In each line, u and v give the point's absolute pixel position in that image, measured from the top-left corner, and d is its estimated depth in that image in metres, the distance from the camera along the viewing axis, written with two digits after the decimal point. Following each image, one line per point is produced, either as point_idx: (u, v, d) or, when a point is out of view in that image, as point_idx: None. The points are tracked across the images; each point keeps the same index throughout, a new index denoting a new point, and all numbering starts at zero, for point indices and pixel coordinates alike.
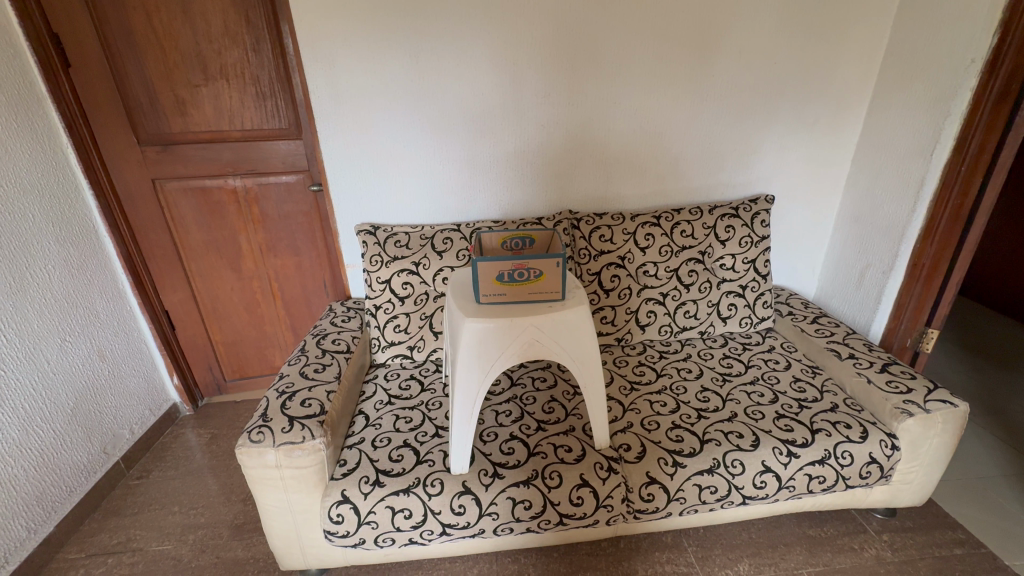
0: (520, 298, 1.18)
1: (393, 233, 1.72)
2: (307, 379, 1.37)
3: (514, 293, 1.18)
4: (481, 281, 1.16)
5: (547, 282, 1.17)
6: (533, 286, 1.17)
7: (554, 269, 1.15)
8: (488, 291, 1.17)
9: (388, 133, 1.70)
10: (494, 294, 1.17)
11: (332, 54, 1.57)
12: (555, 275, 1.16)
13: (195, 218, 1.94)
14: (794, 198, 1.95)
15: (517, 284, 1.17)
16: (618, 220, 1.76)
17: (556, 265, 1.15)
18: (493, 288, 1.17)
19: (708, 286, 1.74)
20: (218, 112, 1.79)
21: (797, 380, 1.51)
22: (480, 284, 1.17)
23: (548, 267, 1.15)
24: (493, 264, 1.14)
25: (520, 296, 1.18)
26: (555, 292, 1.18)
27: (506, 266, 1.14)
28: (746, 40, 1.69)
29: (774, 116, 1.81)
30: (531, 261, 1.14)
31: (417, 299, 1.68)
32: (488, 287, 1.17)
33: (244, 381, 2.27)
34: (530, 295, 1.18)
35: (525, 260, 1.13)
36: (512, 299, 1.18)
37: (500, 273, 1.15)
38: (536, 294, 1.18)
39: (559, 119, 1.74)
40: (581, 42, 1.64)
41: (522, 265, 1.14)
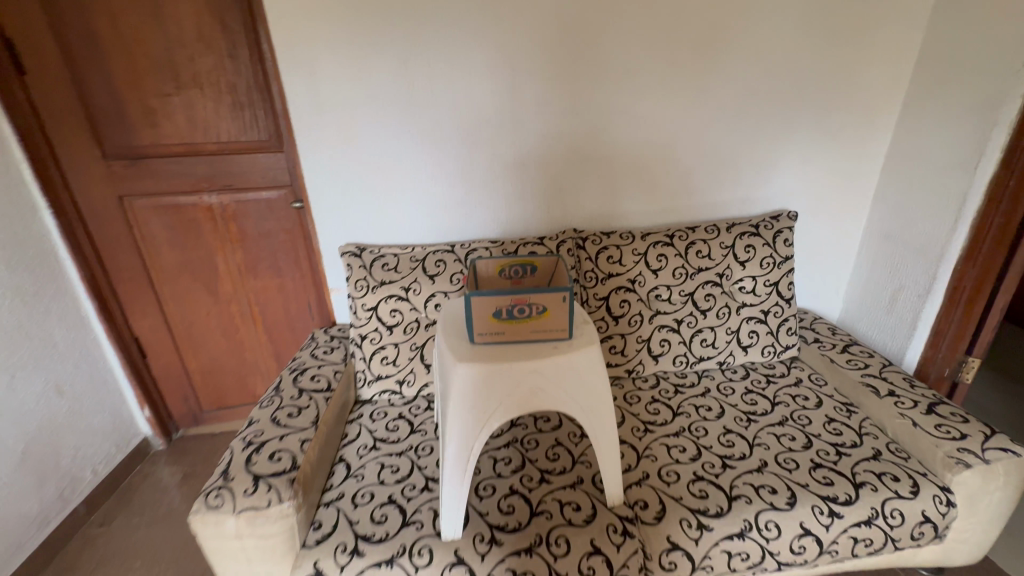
0: (519, 338, 1.03)
1: (381, 255, 1.56)
2: (279, 426, 1.21)
3: (513, 332, 1.02)
4: (475, 318, 1.00)
5: (550, 319, 1.01)
6: (535, 324, 1.02)
7: (559, 304, 1.00)
8: (482, 330, 1.01)
9: (375, 145, 1.55)
10: (490, 333, 1.02)
11: (313, 59, 1.43)
12: (561, 311, 1.00)
13: (167, 237, 1.78)
14: (818, 213, 1.79)
15: (516, 321, 1.01)
16: (627, 239, 1.60)
17: (561, 301, 0.99)
18: (489, 326, 1.01)
19: (725, 312, 1.59)
20: (191, 123, 1.65)
21: (832, 420, 1.35)
22: (473, 321, 1.01)
23: (552, 302, 0.99)
24: (489, 299, 0.99)
25: (520, 335, 1.02)
26: (560, 331, 1.02)
27: (503, 301, 0.99)
28: (766, 43, 1.55)
29: (796, 126, 1.66)
30: (532, 297, 0.98)
31: (407, 327, 1.53)
32: (483, 325, 1.01)
33: (223, 411, 2.10)
34: (531, 334, 1.02)
35: (525, 294, 0.98)
36: (510, 338, 1.03)
37: (497, 309, 1.00)
38: (539, 332, 1.02)
39: (561, 129, 1.59)
40: (587, 45, 1.50)
41: (522, 300, 0.98)
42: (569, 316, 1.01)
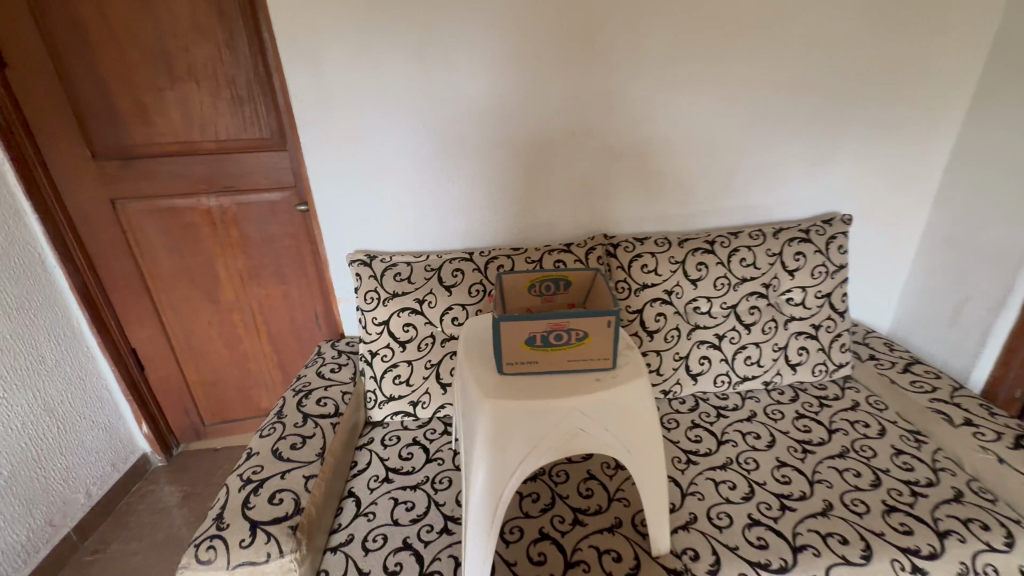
0: (555, 367, 0.89)
1: (393, 264, 1.43)
2: (281, 459, 1.08)
3: (549, 362, 0.88)
4: (505, 345, 0.86)
5: (593, 346, 0.87)
6: (574, 352, 0.87)
7: (603, 330, 0.85)
8: (513, 358, 0.88)
9: (386, 144, 1.41)
10: (522, 361, 0.88)
11: (317, 48, 1.28)
12: (605, 339, 0.86)
13: (164, 242, 1.66)
14: (872, 216, 1.62)
15: (552, 349, 0.87)
16: (663, 245, 1.45)
17: (606, 327, 0.85)
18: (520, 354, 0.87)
19: (772, 327, 1.44)
20: (188, 120, 1.52)
21: (899, 453, 1.20)
22: (502, 348, 0.87)
23: (595, 327, 0.85)
24: (522, 324, 0.85)
25: (556, 364, 0.89)
26: (602, 360, 0.88)
27: (537, 326, 0.85)
28: (824, 26, 1.37)
29: (852, 120, 1.49)
30: (572, 322, 0.84)
31: (421, 343, 1.40)
32: (514, 353, 0.87)
33: (225, 425, 1.98)
34: (568, 363, 0.88)
35: (564, 318, 0.84)
36: (544, 367, 0.89)
37: (531, 334, 0.85)
38: (578, 361, 0.88)
39: (591, 125, 1.44)
40: (620, 30, 1.33)
41: (561, 324, 0.84)
42: (613, 344, 0.87)
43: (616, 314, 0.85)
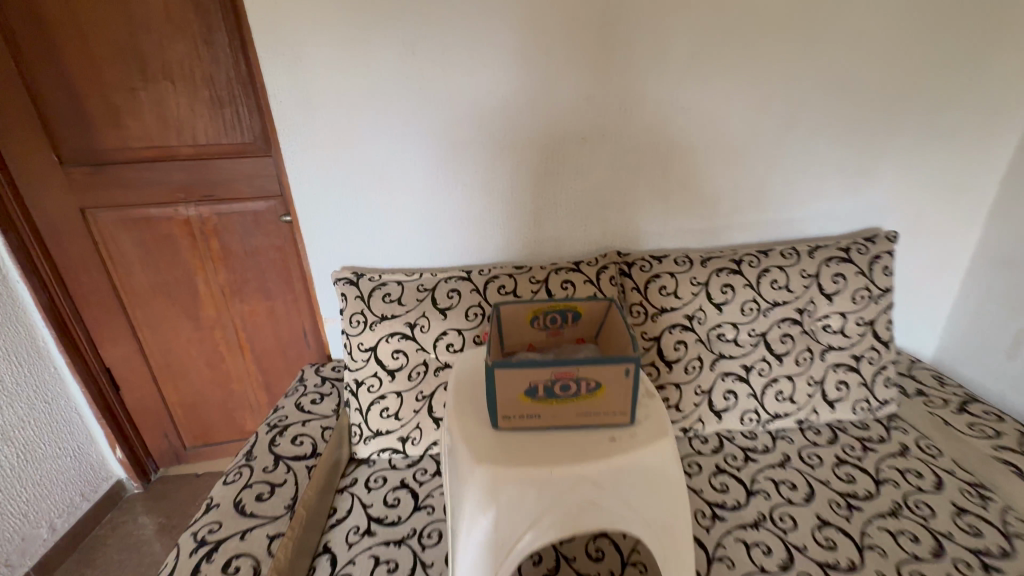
0: (561, 422, 0.74)
1: (382, 283, 1.28)
2: (244, 515, 0.95)
3: (553, 416, 0.74)
4: (500, 397, 0.72)
5: (607, 399, 0.72)
6: (584, 406, 0.73)
7: (621, 381, 0.71)
8: (511, 411, 0.73)
9: (377, 151, 1.26)
10: (522, 415, 0.73)
11: (297, 43, 1.14)
12: (622, 391, 0.71)
13: (139, 255, 1.54)
14: (918, 232, 1.45)
15: (558, 401, 0.72)
16: (684, 265, 1.30)
17: (623, 378, 0.71)
18: (519, 407, 0.73)
19: (807, 358, 1.28)
20: (163, 123, 1.39)
21: (962, 512, 1.03)
22: (498, 400, 0.72)
23: (611, 377, 0.70)
24: (522, 372, 0.70)
25: (563, 418, 0.74)
26: (619, 416, 0.73)
27: (541, 375, 0.70)
28: (872, 18, 1.20)
29: (899, 125, 1.32)
30: (583, 370, 0.70)
31: (412, 372, 1.25)
32: (512, 405, 0.73)
33: (208, 449, 1.85)
34: (577, 418, 0.74)
35: (573, 366, 0.70)
36: (548, 422, 0.74)
37: (533, 384, 0.71)
38: (589, 416, 0.74)
39: (606, 130, 1.28)
40: (640, 23, 1.17)
41: (569, 373, 0.70)
42: (632, 398, 0.72)
43: (636, 362, 0.71)
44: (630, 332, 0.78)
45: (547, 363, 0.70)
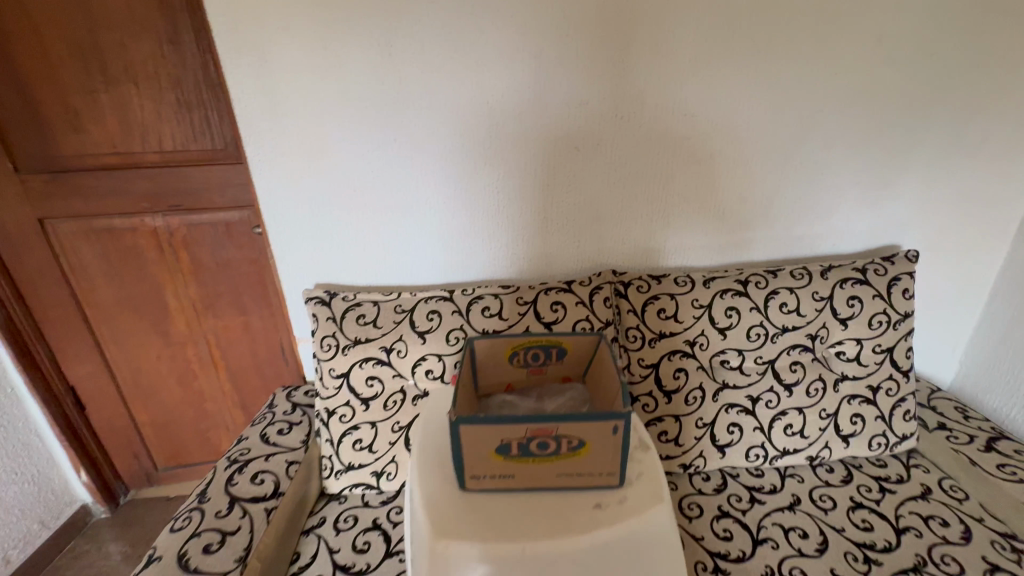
0: (540, 482, 0.64)
1: (357, 303, 1.18)
2: (188, 571, 0.85)
3: (529, 476, 0.64)
4: (468, 456, 0.62)
5: (593, 458, 0.62)
6: (566, 465, 0.63)
7: (608, 438, 0.61)
8: (480, 470, 0.63)
9: (353, 162, 1.16)
10: (494, 474, 0.64)
11: (263, 43, 1.04)
12: (610, 451, 0.61)
13: (104, 268, 1.44)
14: (938, 250, 1.34)
15: (536, 459, 0.62)
16: (686, 285, 1.19)
17: (612, 436, 0.60)
18: (490, 467, 0.63)
19: (819, 389, 1.17)
20: (126, 127, 1.29)
21: (994, 571, 0.92)
22: (464, 460, 0.63)
23: (596, 434, 0.60)
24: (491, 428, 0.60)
25: (542, 478, 0.64)
26: (606, 477, 0.63)
27: (514, 431, 0.60)
28: (894, 18, 1.10)
29: (921, 136, 1.21)
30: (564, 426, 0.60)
31: (389, 401, 1.15)
32: (481, 465, 0.63)
33: (181, 470, 1.76)
34: (559, 478, 0.64)
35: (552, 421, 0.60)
36: (524, 483, 0.64)
37: (505, 442, 0.61)
38: (572, 476, 0.64)
39: (601, 139, 1.18)
40: (640, 22, 1.07)
41: (548, 430, 0.60)
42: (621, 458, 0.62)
43: (627, 418, 0.60)
44: (620, 378, 0.68)
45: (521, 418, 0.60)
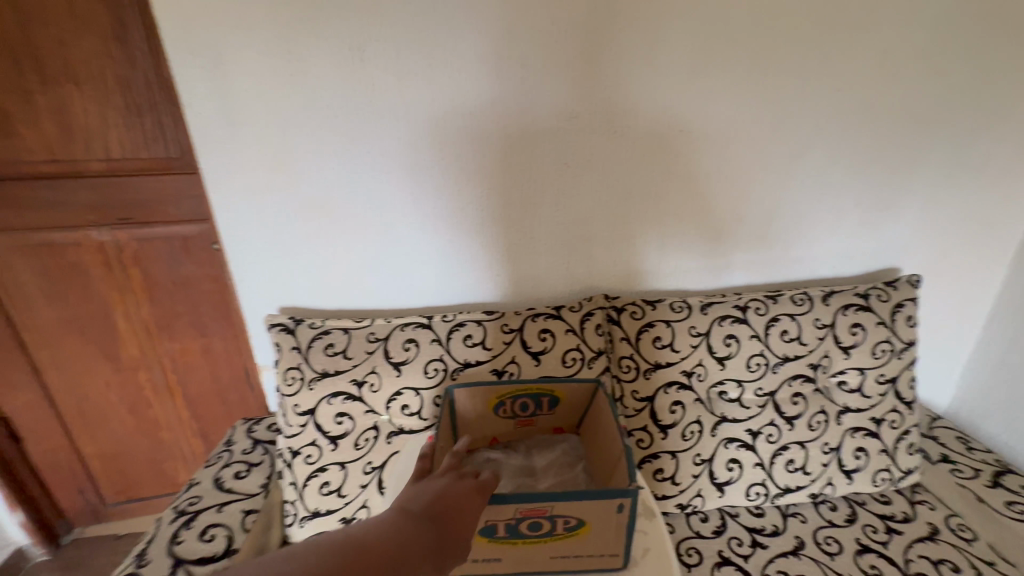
0: (535, 561, 0.67)
1: (324, 331, 1.07)
2: None
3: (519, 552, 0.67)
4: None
5: (591, 537, 0.64)
6: (563, 544, 0.65)
7: (612, 519, 0.62)
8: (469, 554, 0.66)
9: (322, 177, 1.05)
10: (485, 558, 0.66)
11: (218, 43, 0.93)
12: (613, 531, 0.63)
13: (43, 287, 1.30)
14: (936, 273, 1.30)
15: (528, 542, 0.65)
16: (682, 311, 1.12)
17: (616, 515, 0.62)
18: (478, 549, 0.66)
19: (821, 422, 1.10)
20: (65, 132, 1.14)
21: None
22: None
23: (598, 516, 0.62)
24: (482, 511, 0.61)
25: (535, 558, 0.67)
26: (607, 555, 0.66)
27: (505, 515, 0.62)
28: (902, 32, 1.04)
29: (922, 156, 1.17)
30: (560, 509, 0.61)
31: (360, 439, 1.04)
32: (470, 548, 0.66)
33: (133, 505, 1.61)
34: (553, 558, 0.67)
35: (548, 504, 0.61)
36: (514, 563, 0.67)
37: (495, 527, 0.63)
38: (568, 556, 0.66)
39: (593, 155, 1.09)
40: (638, 30, 0.99)
41: (542, 513, 0.61)
42: (625, 537, 0.64)
43: (633, 498, 0.62)
44: (624, 440, 0.70)
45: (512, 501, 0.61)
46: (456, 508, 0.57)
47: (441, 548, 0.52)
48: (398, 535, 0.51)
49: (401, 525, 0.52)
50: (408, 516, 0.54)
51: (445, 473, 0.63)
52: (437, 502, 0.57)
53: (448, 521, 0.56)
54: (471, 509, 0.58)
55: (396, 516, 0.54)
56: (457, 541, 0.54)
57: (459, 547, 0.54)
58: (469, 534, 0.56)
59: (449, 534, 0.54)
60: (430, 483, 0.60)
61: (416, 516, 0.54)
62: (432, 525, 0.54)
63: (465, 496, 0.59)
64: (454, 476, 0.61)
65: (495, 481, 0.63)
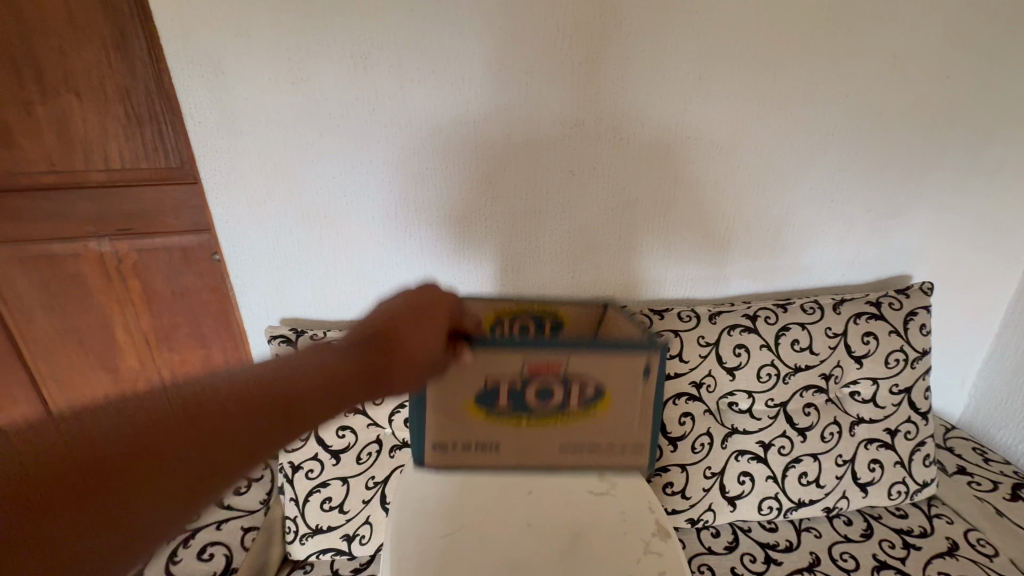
0: (536, 450, 0.71)
1: (326, 342, 1.05)
2: None
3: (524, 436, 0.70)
4: (446, 407, 0.69)
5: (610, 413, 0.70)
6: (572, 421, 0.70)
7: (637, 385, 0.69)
8: (456, 437, 0.70)
9: (323, 186, 1.04)
10: (479, 443, 0.70)
11: (219, 52, 0.92)
12: (638, 412, 0.69)
13: (41, 299, 1.28)
14: (947, 279, 1.28)
15: (531, 416, 0.69)
16: (690, 320, 1.09)
17: (641, 383, 0.68)
18: (469, 430, 0.70)
19: (835, 433, 1.08)
20: (65, 142, 1.13)
21: None
22: (433, 418, 0.69)
23: (625, 378, 0.68)
24: (475, 366, 0.67)
25: (536, 445, 0.70)
26: (623, 448, 0.71)
27: (511, 370, 0.66)
28: (910, 37, 1.03)
29: (932, 161, 1.15)
30: (573, 367, 0.66)
31: (362, 454, 1.02)
32: (462, 425, 0.70)
33: None
34: (565, 448, 0.71)
35: (561, 360, 0.65)
36: (515, 451, 0.71)
37: (497, 390, 0.67)
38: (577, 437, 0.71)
39: (598, 162, 1.08)
40: (643, 36, 0.98)
41: (555, 369, 0.66)
42: (650, 426, 0.70)
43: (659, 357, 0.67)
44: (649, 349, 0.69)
45: (520, 352, 0.65)
46: (402, 328, 0.63)
47: (381, 366, 0.59)
48: (331, 363, 0.58)
49: (339, 348, 0.60)
50: (349, 343, 0.61)
51: (400, 292, 0.68)
52: (382, 324, 0.63)
53: (389, 341, 0.61)
54: (419, 328, 0.63)
55: (338, 343, 0.62)
56: (402, 359, 0.61)
57: (411, 357, 0.61)
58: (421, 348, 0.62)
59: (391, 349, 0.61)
60: (387, 307, 0.66)
61: (359, 338, 0.62)
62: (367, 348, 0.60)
63: (413, 319, 0.64)
64: (409, 297, 0.67)
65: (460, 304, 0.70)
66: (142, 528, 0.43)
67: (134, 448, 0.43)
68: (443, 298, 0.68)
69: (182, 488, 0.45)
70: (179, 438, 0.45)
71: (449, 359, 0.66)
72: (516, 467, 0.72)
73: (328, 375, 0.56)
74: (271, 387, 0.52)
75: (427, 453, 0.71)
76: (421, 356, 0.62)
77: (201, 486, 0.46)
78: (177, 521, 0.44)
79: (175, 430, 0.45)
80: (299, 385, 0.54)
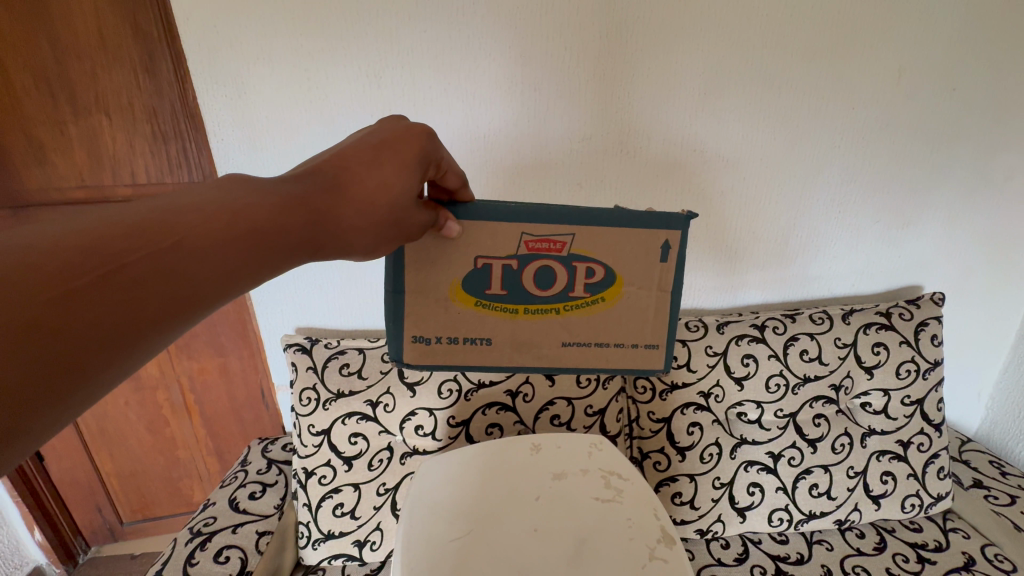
0: (535, 341, 0.67)
1: (340, 351, 1.08)
2: None
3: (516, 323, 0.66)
4: (427, 290, 0.64)
5: (622, 304, 0.66)
6: (578, 313, 0.66)
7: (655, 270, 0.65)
8: (438, 330, 0.66)
9: None
10: (467, 336, 0.66)
11: (245, 75, 0.96)
12: (653, 302, 0.67)
13: None
14: (959, 291, 1.27)
15: (531, 305, 0.65)
16: (699, 330, 1.10)
17: (658, 265, 0.65)
18: (456, 320, 0.66)
19: (845, 444, 1.07)
20: (95, 160, 1.15)
21: None
22: (411, 305, 0.65)
23: (642, 251, 0.64)
24: (466, 243, 0.62)
25: (536, 339, 0.67)
26: (631, 342, 0.68)
27: (507, 249, 0.62)
28: (916, 51, 1.04)
29: (940, 173, 1.16)
30: (578, 245, 0.62)
31: (373, 460, 1.04)
32: (447, 314, 0.65)
33: (148, 525, 1.63)
34: (566, 346, 0.67)
35: (565, 237, 0.62)
36: (511, 343, 0.67)
37: (490, 272, 0.63)
38: (580, 331, 0.67)
39: (606, 176, 1.10)
40: (650, 53, 1.00)
41: (560, 248, 0.62)
42: (667, 318, 0.67)
43: (680, 235, 0.64)
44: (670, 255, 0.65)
45: (518, 229, 0.62)
46: (354, 165, 0.52)
47: (326, 210, 0.50)
48: (274, 197, 0.48)
49: (279, 186, 0.49)
50: (295, 176, 0.51)
51: (363, 128, 0.58)
52: (330, 160, 0.53)
53: (342, 180, 0.51)
54: (377, 167, 0.53)
55: (278, 178, 0.51)
56: (357, 198, 0.51)
57: (367, 196, 0.52)
58: (377, 187, 0.52)
59: (344, 186, 0.51)
60: (346, 142, 0.56)
61: (304, 173, 0.51)
62: (314, 185, 0.50)
63: (367, 156, 0.53)
64: (371, 132, 0.56)
65: (438, 142, 0.59)
66: (46, 382, 0.36)
67: (22, 300, 0.35)
68: (415, 132, 0.56)
69: (85, 340, 0.38)
70: (75, 285, 0.37)
71: (420, 212, 0.56)
72: (514, 365, 0.68)
73: (271, 212, 0.47)
74: (192, 227, 0.43)
75: (406, 348, 0.67)
76: (378, 201, 0.52)
77: (112, 338, 0.39)
78: (94, 370, 0.39)
79: (69, 277, 0.37)
80: (223, 228, 0.44)
